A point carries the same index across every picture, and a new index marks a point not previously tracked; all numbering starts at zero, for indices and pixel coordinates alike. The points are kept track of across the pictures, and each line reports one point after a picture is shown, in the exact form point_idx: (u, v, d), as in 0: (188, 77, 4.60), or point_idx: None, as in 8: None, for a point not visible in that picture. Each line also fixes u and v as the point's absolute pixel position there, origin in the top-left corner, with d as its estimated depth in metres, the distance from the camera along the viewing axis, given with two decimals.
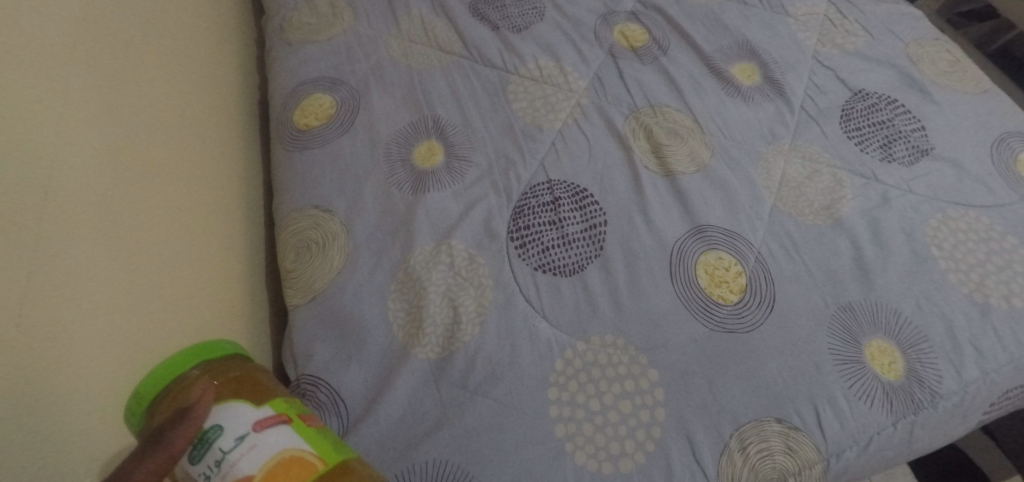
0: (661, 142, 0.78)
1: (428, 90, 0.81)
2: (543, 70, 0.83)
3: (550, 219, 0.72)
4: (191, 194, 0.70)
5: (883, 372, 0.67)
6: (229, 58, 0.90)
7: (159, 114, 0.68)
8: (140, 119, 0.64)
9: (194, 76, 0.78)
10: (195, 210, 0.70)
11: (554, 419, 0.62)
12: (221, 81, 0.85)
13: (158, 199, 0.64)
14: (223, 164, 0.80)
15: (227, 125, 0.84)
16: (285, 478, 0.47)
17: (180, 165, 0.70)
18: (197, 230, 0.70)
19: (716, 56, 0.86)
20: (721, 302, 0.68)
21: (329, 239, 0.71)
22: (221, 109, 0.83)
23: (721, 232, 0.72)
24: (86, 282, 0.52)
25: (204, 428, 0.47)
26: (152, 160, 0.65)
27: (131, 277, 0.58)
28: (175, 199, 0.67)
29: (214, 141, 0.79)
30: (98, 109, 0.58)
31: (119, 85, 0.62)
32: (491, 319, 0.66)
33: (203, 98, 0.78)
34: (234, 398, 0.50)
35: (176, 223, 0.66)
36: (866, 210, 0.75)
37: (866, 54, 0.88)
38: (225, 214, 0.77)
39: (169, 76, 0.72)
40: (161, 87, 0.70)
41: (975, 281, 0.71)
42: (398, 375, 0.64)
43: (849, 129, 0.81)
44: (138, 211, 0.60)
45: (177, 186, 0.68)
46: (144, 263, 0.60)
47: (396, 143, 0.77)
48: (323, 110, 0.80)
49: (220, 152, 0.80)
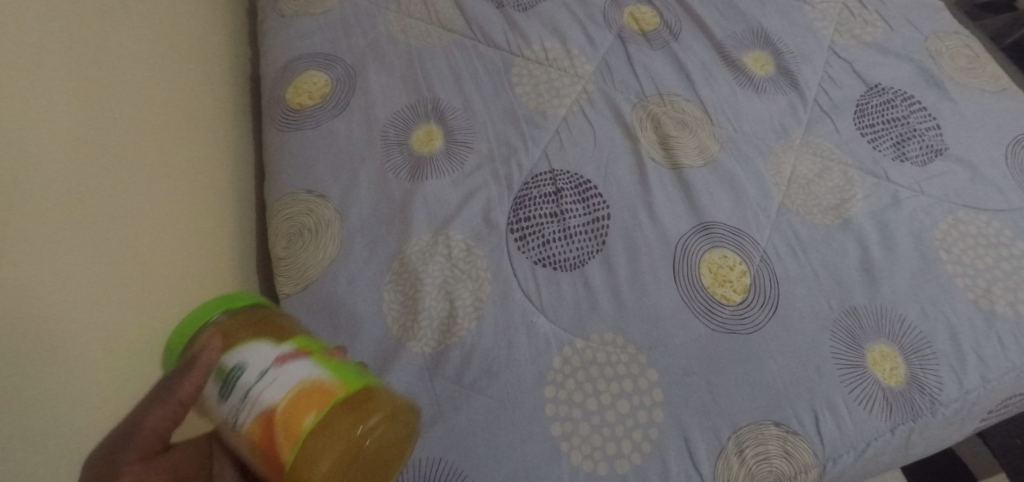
0: (669, 133, 0.76)
1: (428, 70, 0.78)
2: (549, 53, 0.80)
3: (552, 210, 0.69)
4: (180, 176, 0.68)
5: (884, 377, 0.65)
6: (216, 27, 0.85)
7: (143, 91, 0.64)
8: (123, 98, 0.60)
9: (178, 47, 0.73)
10: (184, 194, 0.68)
11: (550, 418, 0.61)
12: (207, 52, 0.81)
13: (145, 183, 0.61)
14: (212, 144, 0.77)
15: (215, 100, 0.80)
16: (307, 404, 0.49)
17: (166, 145, 0.66)
18: (187, 214, 0.67)
19: (729, 43, 0.83)
20: (724, 301, 0.66)
21: (322, 226, 0.68)
22: (208, 83, 0.79)
23: (727, 230, 0.70)
24: (87, 273, 0.51)
25: (229, 368, 0.51)
26: (137, 142, 0.61)
27: (121, 269, 0.55)
28: (162, 182, 0.64)
29: (203, 119, 0.75)
30: (86, 88, 0.55)
31: (97, 61, 0.58)
32: (488, 314, 0.64)
33: (198, 81, 0.76)
34: (256, 339, 0.53)
35: (164, 208, 0.63)
36: (875, 210, 0.74)
37: (883, 46, 0.85)
38: (215, 198, 0.74)
39: (151, 48, 0.68)
40: (143, 61, 0.65)
41: (982, 287, 0.70)
42: (392, 369, 0.62)
43: (862, 125, 0.79)
44: (125, 197, 0.58)
45: (164, 169, 0.65)
46: (132, 255, 0.57)
47: (394, 126, 0.74)
48: (317, 89, 0.77)
49: (210, 130, 0.77)
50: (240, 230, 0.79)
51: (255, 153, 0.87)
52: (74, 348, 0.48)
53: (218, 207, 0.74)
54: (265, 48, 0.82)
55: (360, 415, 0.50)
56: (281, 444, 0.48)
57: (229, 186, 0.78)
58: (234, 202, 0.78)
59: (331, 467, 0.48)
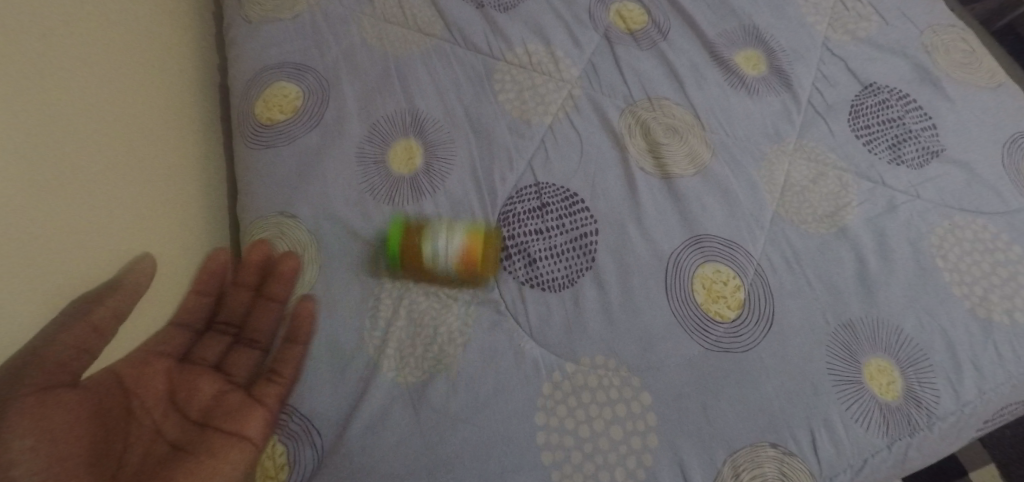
0: (659, 141, 0.73)
1: (406, 79, 0.75)
2: (533, 56, 0.77)
3: (538, 227, 0.67)
4: (124, 179, 0.62)
5: (881, 393, 0.63)
6: (182, 23, 0.79)
7: (72, 86, 0.58)
8: (42, 96, 0.54)
9: (152, 49, 0.72)
10: (130, 200, 0.62)
11: (541, 447, 0.59)
12: (168, 47, 0.75)
13: (72, 191, 0.56)
14: (173, 146, 0.71)
15: (177, 98, 0.74)
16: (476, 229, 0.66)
17: (106, 143, 0.61)
18: (133, 223, 0.62)
19: (720, 41, 0.80)
20: (718, 319, 0.64)
21: (296, 251, 0.66)
22: (169, 80, 0.73)
23: (721, 243, 0.68)
24: (49, 259, 0.52)
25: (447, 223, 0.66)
26: (62, 145, 0.55)
27: (56, 274, 0.53)
28: (98, 189, 0.58)
29: (158, 117, 0.69)
30: (89, 96, 0.60)
31: (35, 52, 0.55)
32: (474, 340, 0.63)
33: (199, 102, 0.78)
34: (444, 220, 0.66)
35: (99, 220, 0.58)
36: (871, 217, 0.71)
37: (878, 41, 0.82)
38: (183, 209, 0.70)
39: (86, 37, 0.61)
40: (72, 52, 0.59)
41: (979, 295, 0.67)
42: (375, 401, 0.60)
43: (857, 127, 0.76)
44: (43, 211, 0.52)
45: (102, 173, 0.59)
46: (60, 277, 0.53)
47: (371, 141, 0.71)
48: (288, 102, 0.73)
49: (169, 131, 0.71)
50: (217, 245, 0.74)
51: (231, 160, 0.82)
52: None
53: (183, 219, 0.69)
54: (234, 56, 0.78)
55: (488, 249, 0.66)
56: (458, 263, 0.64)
57: (201, 198, 0.73)
58: (206, 216, 0.73)
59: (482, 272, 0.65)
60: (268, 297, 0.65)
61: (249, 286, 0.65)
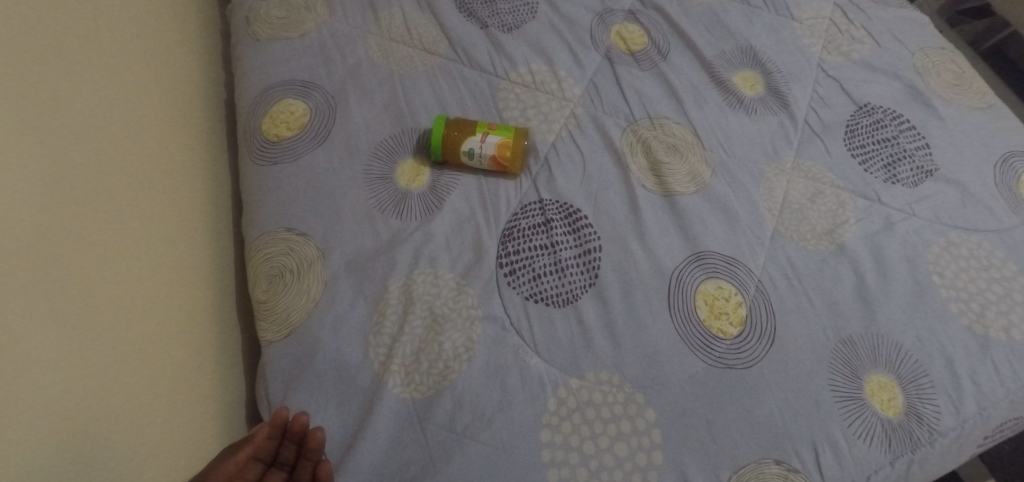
0: (660, 160, 0.74)
1: (411, 99, 0.76)
2: (536, 75, 0.78)
3: (543, 242, 0.68)
4: (128, 222, 0.63)
5: (883, 409, 0.63)
6: (166, 43, 0.78)
7: (108, 125, 0.64)
8: (80, 134, 0.60)
9: (177, 87, 0.78)
10: (133, 241, 0.62)
11: (546, 464, 0.59)
12: (155, 76, 0.74)
13: (76, 235, 0.56)
14: (172, 179, 0.71)
15: (171, 129, 0.74)
16: (510, 130, 0.73)
17: (113, 195, 0.62)
18: (140, 266, 0.62)
19: (718, 62, 0.82)
20: (721, 336, 0.65)
21: (304, 266, 0.67)
22: (162, 112, 0.73)
23: (723, 260, 0.68)
24: (106, 283, 0.58)
25: (479, 126, 0.72)
26: (85, 192, 0.58)
27: (115, 297, 0.58)
28: (98, 228, 0.59)
29: (160, 156, 0.70)
30: (126, 134, 0.66)
31: (75, 93, 0.61)
32: (480, 355, 0.63)
33: (212, 130, 0.82)
34: (476, 124, 0.73)
35: (109, 262, 0.59)
36: (868, 235, 0.72)
37: (871, 63, 0.83)
38: (200, 231, 0.74)
39: (72, 86, 0.61)
40: (51, 101, 0.57)
41: (976, 311, 0.67)
42: (380, 418, 0.61)
43: (853, 146, 0.77)
44: (44, 266, 0.52)
45: (101, 209, 0.60)
46: (122, 303, 0.59)
47: (378, 159, 0.72)
48: (295, 118, 0.74)
49: (191, 163, 0.76)
50: (222, 263, 0.76)
51: (235, 176, 0.83)
52: (61, 377, 0.51)
53: (189, 247, 0.71)
54: (240, 74, 0.79)
55: (522, 149, 0.73)
56: (497, 164, 0.72)
57: (205, 221, 0.75)
58: (209, 237, 0.75)
59: (519, 168, 0.73)
60: (303, 457, 0.60)
61: (296, 440, 0.61)
